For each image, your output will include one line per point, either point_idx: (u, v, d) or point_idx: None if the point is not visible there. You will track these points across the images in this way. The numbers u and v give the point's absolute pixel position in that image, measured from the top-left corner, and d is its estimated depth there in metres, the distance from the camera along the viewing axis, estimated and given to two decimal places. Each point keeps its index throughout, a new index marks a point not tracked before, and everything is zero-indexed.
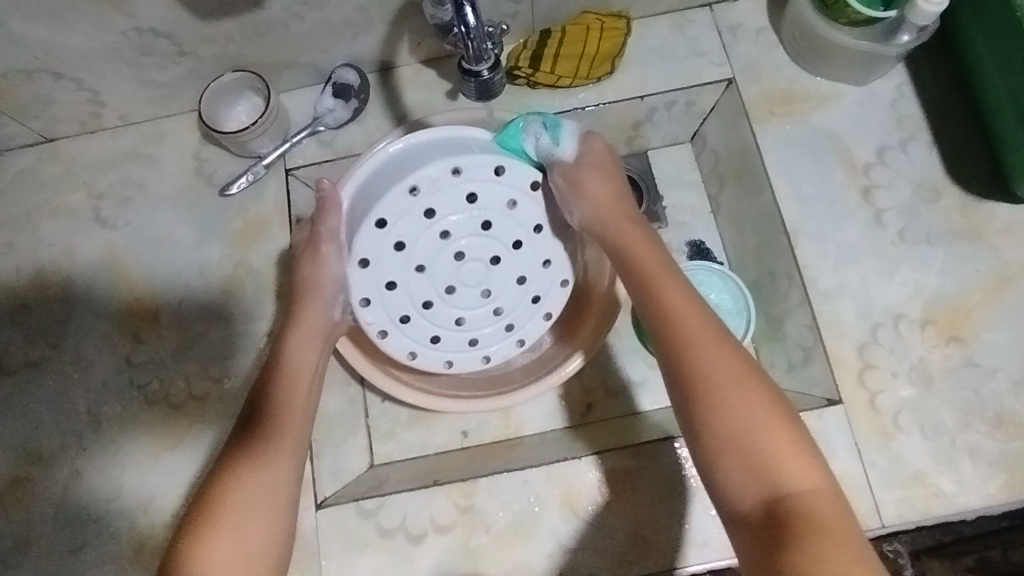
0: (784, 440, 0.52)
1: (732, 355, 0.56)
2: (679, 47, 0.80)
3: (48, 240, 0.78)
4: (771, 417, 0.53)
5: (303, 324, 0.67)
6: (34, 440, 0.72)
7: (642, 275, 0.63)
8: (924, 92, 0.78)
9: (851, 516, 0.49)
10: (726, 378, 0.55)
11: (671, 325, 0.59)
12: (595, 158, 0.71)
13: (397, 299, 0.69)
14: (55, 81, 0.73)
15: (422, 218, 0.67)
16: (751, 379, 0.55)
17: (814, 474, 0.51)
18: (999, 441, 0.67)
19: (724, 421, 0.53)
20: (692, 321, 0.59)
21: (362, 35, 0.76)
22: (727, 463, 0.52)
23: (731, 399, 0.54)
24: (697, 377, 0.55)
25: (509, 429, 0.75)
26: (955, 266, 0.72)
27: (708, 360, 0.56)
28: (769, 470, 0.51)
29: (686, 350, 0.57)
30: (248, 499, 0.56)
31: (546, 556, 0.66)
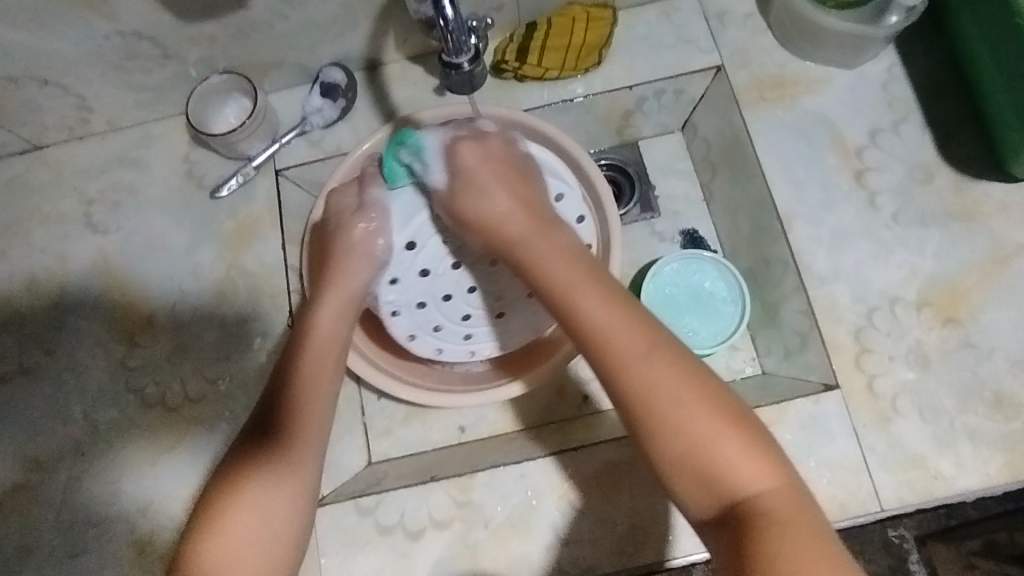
0: (734, 450, 0.48)
1: (671, 363, 0.50)
2: (667, 35, 0.80)
3: (41, 246, 0.78)
4: (720, 428, 0.48)
5: (333, 292, 0.65)
6: (32, 447, 0.72)
7: (557, 293, 0.56)
8: (916, 73, 0.77)
9: (814, 513, 0.46)
10: (672, 393, 0.49)
11: (600, 347, 0.52)
12: (490, 168, 0.63)
13: (425, 313, 0.71)
14: (41, 88, 0.73)
15: (439, 241, 0.68)
16: (696, 387, 0.50)
17: (769, 470, 0.48)
18: (999, 422, 0.66)
19: (670, 442, 0.49)
20: (619, 334, 0.52)
21: (348, 33, 0.75)
22: (679, 479, 0.49)
23: (674, 419, 0.49)
24: (641, 400, 0.50)
25: (506, 423, 0.76)
26: (950, 248, 0.72)
27: (646, 380, 0.50)
28: (723, 481, 0.48)
29: (626, 373, 0.50)
30: (268, 483, 0.53)
31: (545, 549, 0.66)
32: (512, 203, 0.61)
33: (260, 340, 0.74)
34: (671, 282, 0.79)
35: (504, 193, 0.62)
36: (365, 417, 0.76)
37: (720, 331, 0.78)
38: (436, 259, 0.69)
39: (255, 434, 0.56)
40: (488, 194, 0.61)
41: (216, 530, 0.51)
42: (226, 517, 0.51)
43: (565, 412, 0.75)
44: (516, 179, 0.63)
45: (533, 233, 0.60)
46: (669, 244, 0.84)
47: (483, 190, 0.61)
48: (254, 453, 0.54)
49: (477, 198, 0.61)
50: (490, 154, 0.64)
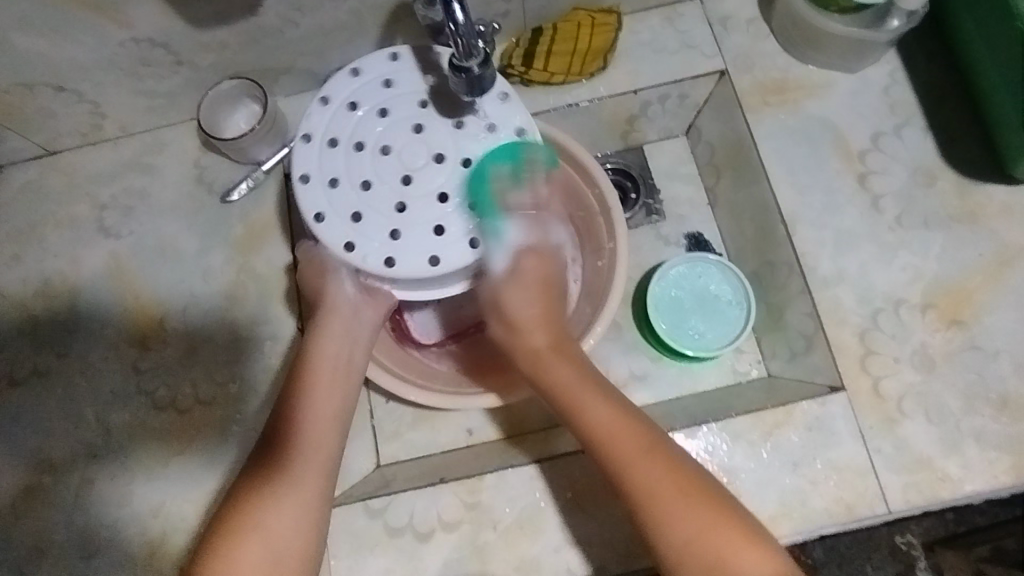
0: (731, 534, 0.51)
1: (661, 461, 0.55)
2: (671, 40, 0.81)
3: (54, 251, 0.79)
4: (712, 518, 0.52)
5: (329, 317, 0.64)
6: (45, 449, 0.73)
7: (564, 402, 0.60)
8: (919, 78, 0.78)
9: None
10: (663, 494, 0.53)
11: (602, 452, 0.56)
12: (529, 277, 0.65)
13: (373, 221, 0.61)
14: (56, 95, 0.74)
15: (354, 151, 0.62)
16: (684, 483, 0.53)
17: (769, 558, 0.51)
18: (1004, 423, 0.67)
19: (677, 534, 0.52)
20: (622, 438, 0.56)
21: (356, 39, 0.77)
22: (691, 573, 0.51)
23: (672, 513, 0.52)
24: (642, 501, 0.53)
25: (513, 426, 0.76)
26: (955, 250, 0.72)
27: (647, 482, 0.54)
28: (727, 570, 0.50)
29: (629, 477, 0.54)
30: (289, 508, 0.54)
31: (554, 551, 0.66)
32: (533, 310, 0.65)
33: (269, 344, 0.75)
34: (677, 284, 0.79)
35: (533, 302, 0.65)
36: (374, 421, 0.76)
37: (726, 334, 0.78)
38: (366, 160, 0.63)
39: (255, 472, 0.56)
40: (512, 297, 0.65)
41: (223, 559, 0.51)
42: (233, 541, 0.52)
43: None
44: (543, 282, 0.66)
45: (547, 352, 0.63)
46: (674, 248, 0.84)
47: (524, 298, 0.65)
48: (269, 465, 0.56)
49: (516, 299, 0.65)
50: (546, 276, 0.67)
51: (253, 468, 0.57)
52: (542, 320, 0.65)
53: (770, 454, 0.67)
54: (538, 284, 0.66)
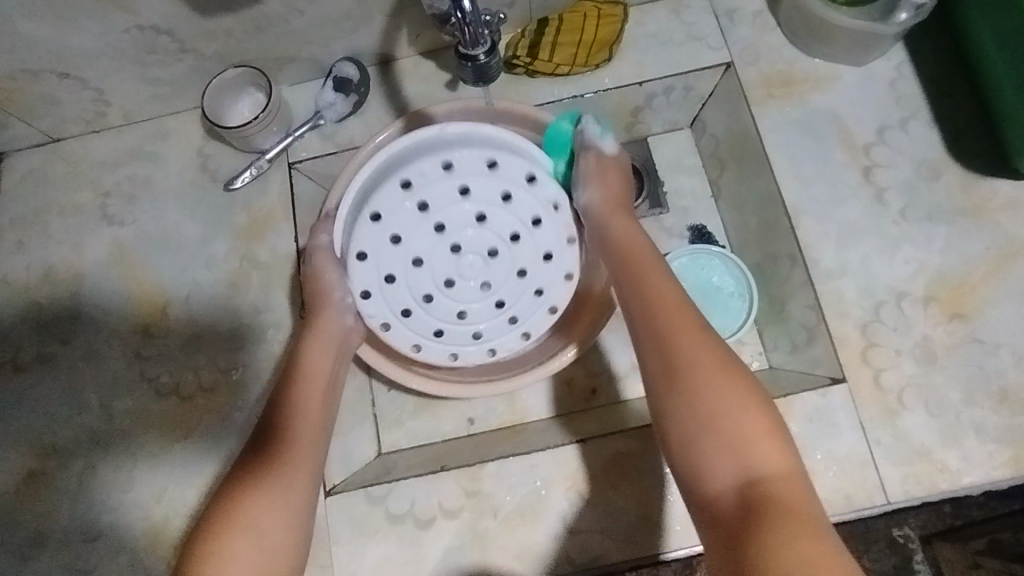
0: (759, 425, 0.52)
1: (713, 344, 0.57)
2: (677, 32, 0.81)
3: (58, 238, 0.79)
4: (747, 405, 0.53)
5: (315, 335, 0.66)
6: (48, 435, 0.73)
7: (631, 270, 0.63)
8: (925, 72, 0.78)
9: (818, 506, 0.48)
10: (703, 366, 0.55)
11: (656, 314, 0.59)
12: (618, 166, 0.74)
13: (398, 291, 0.70)
14: (61, 81, 0.74)
15: (391, 245, 0.70)
16: (727, 368, 0.55)
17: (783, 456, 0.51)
18: (1005, 416, 0.67)
19: (707, 402, 0.53)
20: (675, 312, 0.59)
21: (362, 29, 0.76)
22: (705, 443, 0.52)
23: (703, 384, 0.54)
24: (681, 367, 0.55)
25: (514, 415, 0.77)
26: (958, 243, 0.72)
27: (695, 353, 0.56)
28: (741, 450, 0.51)
29: (674, 346, 0.57)
30: (275, 509, 0.54)
31: (554, 538, 0.67)
32: (612, 193, 0.71)
33: (272, 332, 0.75)
34: (680, 277, 0.80)
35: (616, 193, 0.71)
36: (376, 409, 0.77)
37: (727, 325, 0.78)
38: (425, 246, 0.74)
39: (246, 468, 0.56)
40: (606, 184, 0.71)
41: (211, 558, 0.50)
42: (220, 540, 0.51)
43: (573, 404, 0.76)
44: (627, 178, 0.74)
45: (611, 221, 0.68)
46: (677, 240, 0.84)
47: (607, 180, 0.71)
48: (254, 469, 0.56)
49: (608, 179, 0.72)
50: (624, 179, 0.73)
51: (242, 473, 0.56)
52: (626, 216, 0.70)
53: None
54: (621, 179, 0.73)
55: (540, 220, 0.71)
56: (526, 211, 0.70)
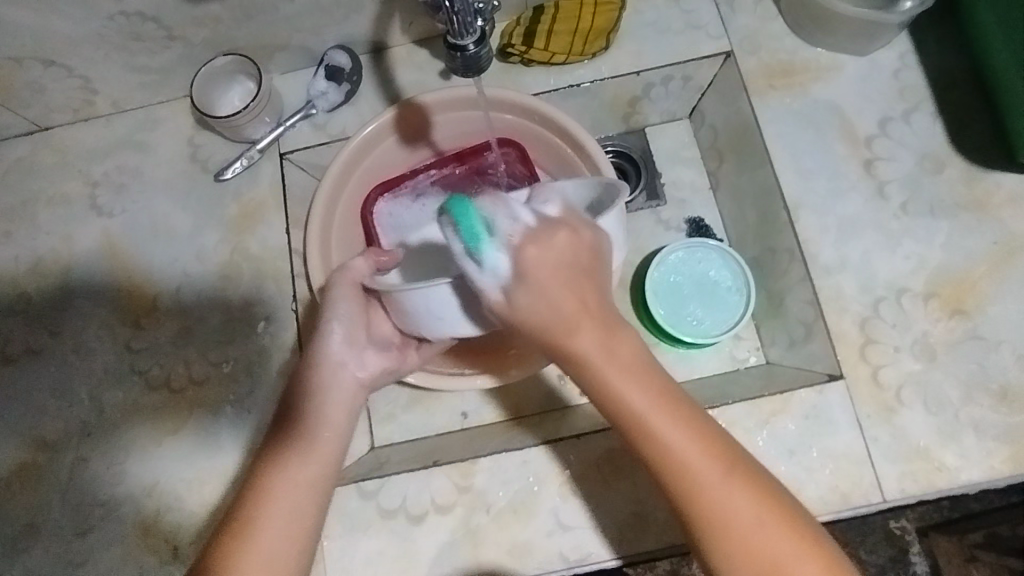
0: (817, 569, 0.45)
1: (746, 488, 0.46)
2: (675, 20, 0.79)
3: (46, 229, 0.78)
4: (804, 549, 0.46)
5: (317, 372, 0.60)
6: (38, 428, 0.73)
7: (629, 424, 0.47)
8: (929, 62, 0.76)
9: None
10: (745, 526, 0.46)
11: (672, 478, 0.47)
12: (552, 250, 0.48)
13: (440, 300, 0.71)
14: (47, 69, 0.73)
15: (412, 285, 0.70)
16: (770, 505, 0.46)
17: (833, 574, 0.45)
18: (1003, 414, 0.66)
19: (759, 565, 0.45)
20: (698, 466, 0.46)
21: (353, 16, 0.75)
22: None
23: (750, 543, 0.46)
24: (715, 530, 0.46)
25: (509, 409, 0.76)
26: (959, 238, 0.71)
27: (717, 503, 0.46)
28: None
29: (698, 499, 0.46)
30: (291, 506, 0.52)
31: (546, 534, 0.66)
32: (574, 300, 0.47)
33: (263, 324, 0.74)
34: (676, 270, 0.78)
35: (568, 299, 0.47)
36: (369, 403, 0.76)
37: (725, 320, 0.77)
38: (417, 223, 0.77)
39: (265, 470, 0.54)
40: (546, 310, 0.47)
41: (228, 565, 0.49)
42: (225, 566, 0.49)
43: (568, 398, 0.75)
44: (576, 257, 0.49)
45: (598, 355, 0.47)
46: (675, 233, 0.83)
47: (552, 293, 0.47)
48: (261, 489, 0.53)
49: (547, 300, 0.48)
50: (558, 252, 0.48)
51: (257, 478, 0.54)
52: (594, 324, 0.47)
53: (765, 442, 0.66)
54: (555, 268, 0.47)
55: None
56: None
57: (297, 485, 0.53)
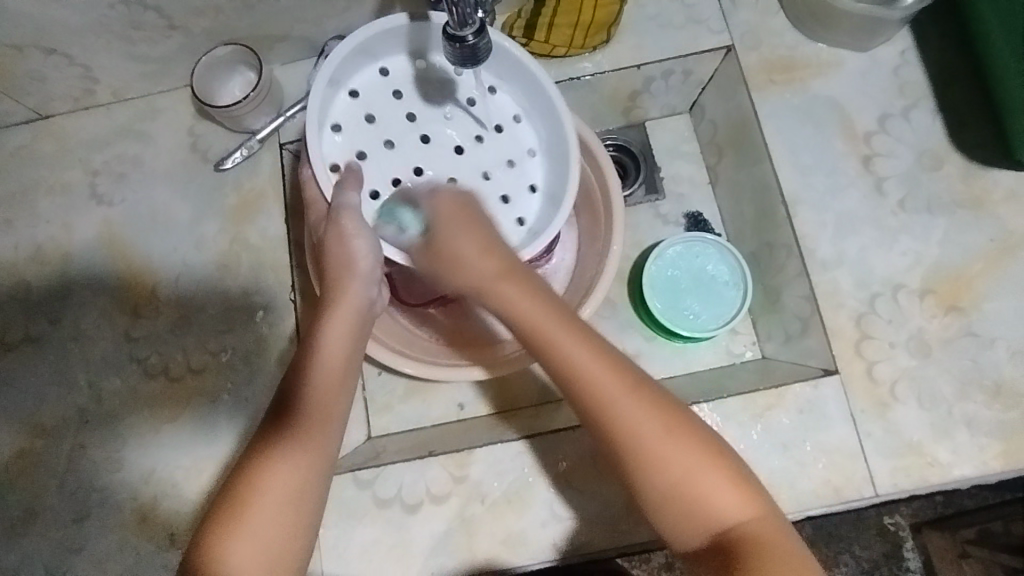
0: (714, 477, 0.49)
1: (652, 404, 0.50)
2: (676, 14, 0.79)
3: (46, 217, 0.78)
4: (704, 461, 0.49)
5: (332, 334, 0.57)
6: (37, 415, 0.73)
7: (540, 344, 0.51)
8: (930, 59, 0.76)
9: (789, 532, 0.49)
10: (648, 436, 0.49)
11: (581, 395, 0.50)
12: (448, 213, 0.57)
13: (400, 126, 0.68)
14: (47, 57, 0.73)
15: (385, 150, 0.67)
16: (671, 421, 0.49)
17: (737, 492, 0.49)
18: (997, 411, 0.66)
19: (660, 475, 0.48)
20: (599, 383, 0.49)
21: (354, 7, 0.74)
22: (663, 514, 0.49)
23: (649, 454, 0.49)
24: (621, 442, 0.49)
25: (505, 401, 0.77)
26: (957, 235, 0.71)
27: (608, 399, 0.49)
28: (703, 508, 0.48)
29: (608, 415, 0.49)
30: (291, 486, 0.50)
31: (540, 524, 0.67)
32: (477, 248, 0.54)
33: (262, 314, 0.75)
34: (674, 265, 0.78)
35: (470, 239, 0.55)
36: (365, 393, 0.76)
37: (721, 315, 0.77)
38: (372, 142, 0.67)
39: (270, 437, 0.52)
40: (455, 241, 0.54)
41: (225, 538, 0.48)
42: (234, 534, 0.48)
43: (563, 390, 0.76)
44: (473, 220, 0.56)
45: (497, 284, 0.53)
46: (673, 227, 0.83)
47: (459, 238, 0.55)
48: (267, 454, 0.51)
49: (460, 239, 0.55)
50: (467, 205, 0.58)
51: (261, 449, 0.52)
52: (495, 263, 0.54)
53: (759, 435, 0.67)
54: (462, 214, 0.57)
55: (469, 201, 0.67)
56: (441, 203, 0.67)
57: (296, 476, 0.51)
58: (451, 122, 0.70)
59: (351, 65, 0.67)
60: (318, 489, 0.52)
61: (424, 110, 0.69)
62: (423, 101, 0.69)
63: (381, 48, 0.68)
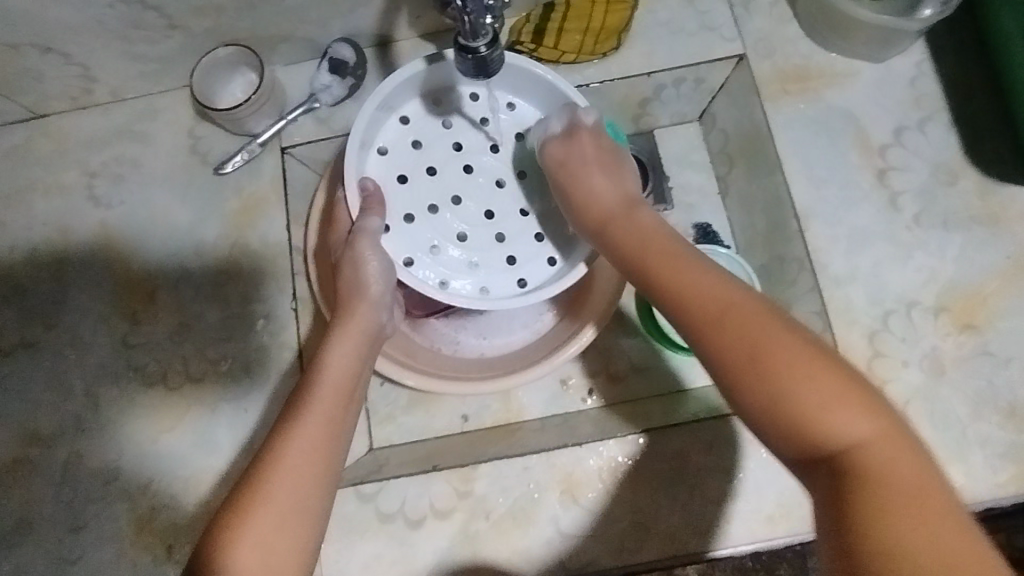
0: (830, 393, 0.43)
1: (767, 321, 0.46)
2: (689, 21, 0.77)
3: (42, 218, 0.77)
4: (831, 381, 0.43)
5: (344, 335, 0.59)
6: (32, 422, 0.72)
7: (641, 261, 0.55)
8: (947, 70, 0.75)
9: (930, 471, 0.41)
10: (756, 343, 0.45)
11: (683, 309, 0.50)
12: (581, 154, 0.66)
13: (446, 155, 0.70)
14: (43, 56, 0.71)
15: (426, 176, 0.70)
16: (790, 339, 0.45)
17: (876, 417, 0.42)
18: (1011, 432, 0.65)
19: (766, 388, 0.44)
20: (705, 298, 0.49)
21: (359, 9, 0.73)
22: (770, 433, 0.44)
23: (760, 364, 0.44)
24: (732, 357, 0.46)
25: (510, 413, 0.72)
26: (972, 252, 0.70)
27: (711, 310, 0.48)
28: (814, 427, 0.42)
29: (710, 323, 0.48)
30: (294, 485, 0.49)
31: (545, 542, 0.65)
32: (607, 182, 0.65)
33: (262, 322, 0.73)
34: None
35: (599, 174, 0.65)
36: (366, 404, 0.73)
37: None
38: (415, 165, 0.70)
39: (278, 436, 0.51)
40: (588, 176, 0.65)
41: (228, 539, 0.46)
42: (236, 535, 0.46)
43: (569, 404, 0.72)
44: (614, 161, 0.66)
45: (615, 213, 0.62)
46: (682, 238, 0.81)
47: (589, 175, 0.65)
48: (271, 450, 0.50)
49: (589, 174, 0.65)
50: (602, 145, 0.67)
51: (267, 448, 0.51)
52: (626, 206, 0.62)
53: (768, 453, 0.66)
54: (574, 167, 0.65)
55: (503, 236, 0.71)
56: (472, 246, 0.69)
57: (301, 477, 0.49)
58: (498, 156, 0.72)
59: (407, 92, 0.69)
60: (322, 498, 0.50)
61: (471, 138, 0.71)
62: (473, 129, 0.71)
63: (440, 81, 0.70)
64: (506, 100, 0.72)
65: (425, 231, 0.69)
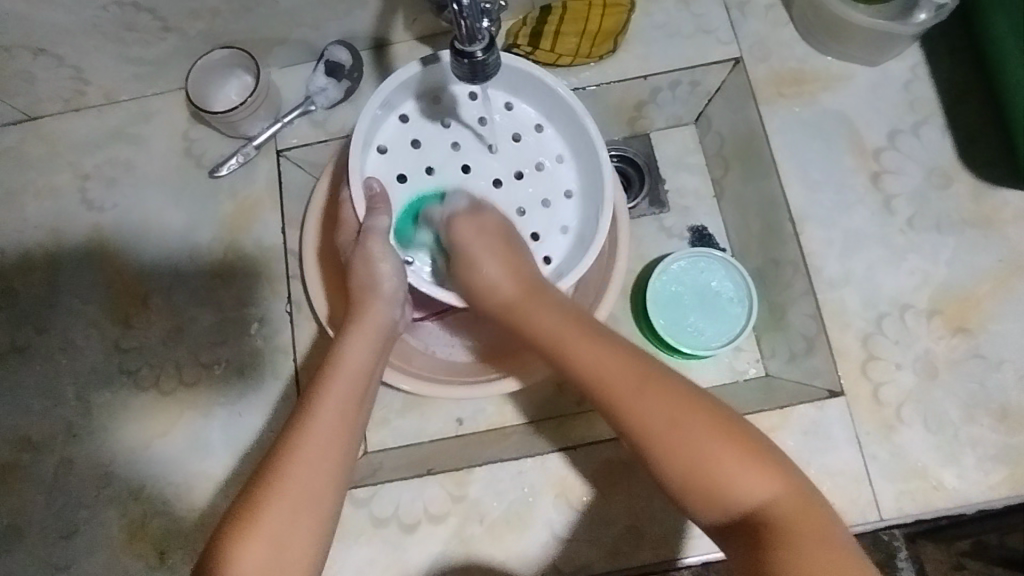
0: (732, 455, 0.47)
1: (668, 392, 0.49)
2: (685, 23, 0.77)
3: (35, 221, 0.76)
4: (729, 443, 0.47)
5: (357, 331, 0.59)
6: (23, 427, 0.71)
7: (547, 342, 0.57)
8: (941, 75, 0.75)
9: (825, 513, 0.46)
10: (664, 420, 0.48)
11: (597, 394, 0.52)
12: (473, 236, 0.63)
13: (442, 155, 0.71)
14: (36, 58, 0.71)
15: (425, 175, 0.71)
16: (689, 407, 0.48)
17: (774, 476, 0.47)
18: (1002, 435, 0.66)
19: (677, 461, 0.47)
20: (614, 377, 0.51)
21: (355, 12, 0.72)
22: (690, 500, 0.48)
23: (667, 441, 0.48)
24: (644, 433, 0.49)
25: (505, 417, 0.74)
26: (965, 255, 0.70)
27: (622, 391, 0.50)
28: (723, 491, 0.47)
29: (623, 407, 0.50)
30: (308, 483, 0.48)
31: (540, 546, 0.66)
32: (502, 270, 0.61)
33: (256, 326, 0.73)
34: (678, 281, 0.77)
35: (491, 262, 0.62)
36: None
37: (725, 332, 0.76)
38: (414, 166, 0.71)
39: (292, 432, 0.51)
40: (478, 267, 0.61)
41: (242, 538, 0.46)
42: (249, 534, 0.46)
43: (563, 406, 0.73)
44: (506, 245, 0.63)
45: (518, 308, 0.60)
46: (677, 240, 0.82)
47: (480, 262, 0.62)
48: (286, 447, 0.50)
49: (479, 263, 0.62)
50: (485, 228, 0.64)
51: (281, 445, 0.50)
52: (525, 287, 0.60)
53: None
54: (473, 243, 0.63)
55: None
56: None
57: (314, 473, 0.49)
58: (495, 155, 0.72)
59: (417, 91, 0.70)
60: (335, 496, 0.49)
61: (469, 139, 0.72)
62: (470, 130, 0.72)
63: (440, 81, 0.70)
64: (505, 99, 0.73)
65: (425, 230, 0.70)
